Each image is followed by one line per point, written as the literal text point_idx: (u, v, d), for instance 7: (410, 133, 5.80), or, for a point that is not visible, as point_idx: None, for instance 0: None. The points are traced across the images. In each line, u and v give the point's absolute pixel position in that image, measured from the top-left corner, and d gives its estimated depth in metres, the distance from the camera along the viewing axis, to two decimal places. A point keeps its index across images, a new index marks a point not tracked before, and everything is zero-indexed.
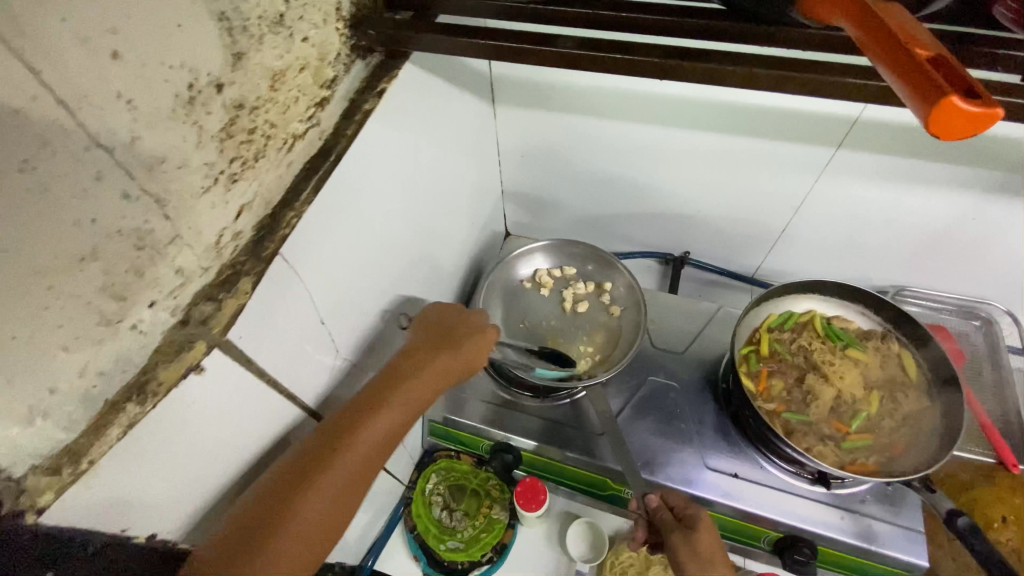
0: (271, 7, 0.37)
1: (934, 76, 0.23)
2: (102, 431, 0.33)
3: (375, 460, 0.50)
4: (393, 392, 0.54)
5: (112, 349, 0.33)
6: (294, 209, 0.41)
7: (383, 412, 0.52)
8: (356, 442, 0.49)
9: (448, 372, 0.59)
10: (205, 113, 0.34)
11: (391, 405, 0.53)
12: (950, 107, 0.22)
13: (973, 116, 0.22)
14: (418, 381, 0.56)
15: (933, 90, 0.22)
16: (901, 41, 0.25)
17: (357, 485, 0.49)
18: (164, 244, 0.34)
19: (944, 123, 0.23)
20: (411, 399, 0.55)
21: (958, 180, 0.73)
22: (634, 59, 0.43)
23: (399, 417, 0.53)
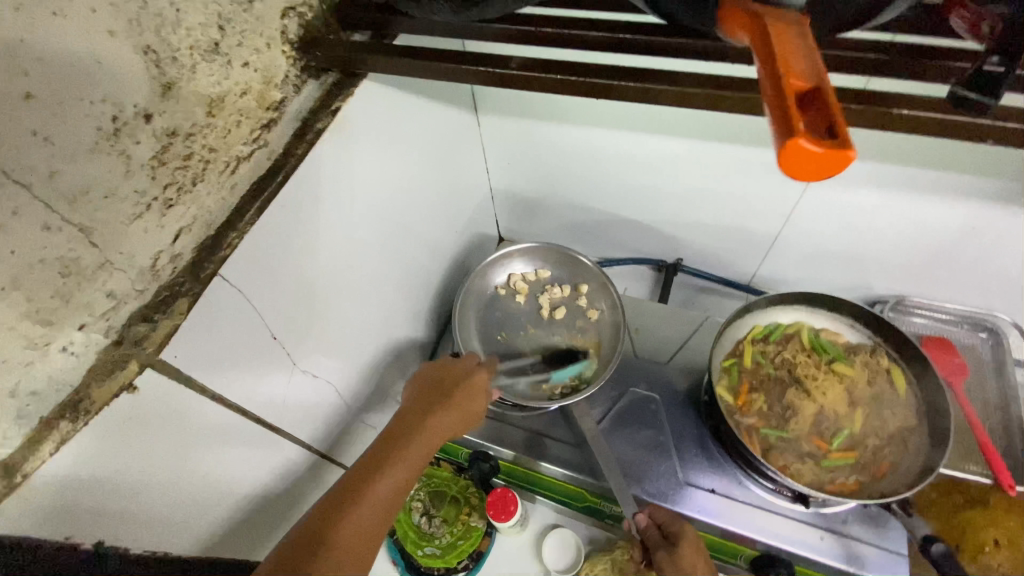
0: (205, 36, 0.40)
1: (793, 116, 0.24)
2: (36, 446, 0.36)
3: (395, 500, 0.57)
4: (406, 440, 0.61)
5: (43, 370, 0.36)
6: (235, 231, 0.44)
7: (400, 458, 0.59)
8: (374, 486, 0.56)
9: (454, 418, 0.65)
10: (132, 143, 0.37)
11: (406, 452, 0.60)
12: (799, 152, 0.23)
13: (821, 159, 0.23)
14: (427, 427, 0.62)
15: (790, 129, 0.24)
16: (780, 70, 0.25)
17: (381, 521, 0.56)
18: (92, 270, 0.37)
19: (794, 165, 0.24)
20: (422, 445, 0.61)
21: (951, 188, 0.69)
22: (570, 79, 0.43)
23: (414, 462, 0.60)
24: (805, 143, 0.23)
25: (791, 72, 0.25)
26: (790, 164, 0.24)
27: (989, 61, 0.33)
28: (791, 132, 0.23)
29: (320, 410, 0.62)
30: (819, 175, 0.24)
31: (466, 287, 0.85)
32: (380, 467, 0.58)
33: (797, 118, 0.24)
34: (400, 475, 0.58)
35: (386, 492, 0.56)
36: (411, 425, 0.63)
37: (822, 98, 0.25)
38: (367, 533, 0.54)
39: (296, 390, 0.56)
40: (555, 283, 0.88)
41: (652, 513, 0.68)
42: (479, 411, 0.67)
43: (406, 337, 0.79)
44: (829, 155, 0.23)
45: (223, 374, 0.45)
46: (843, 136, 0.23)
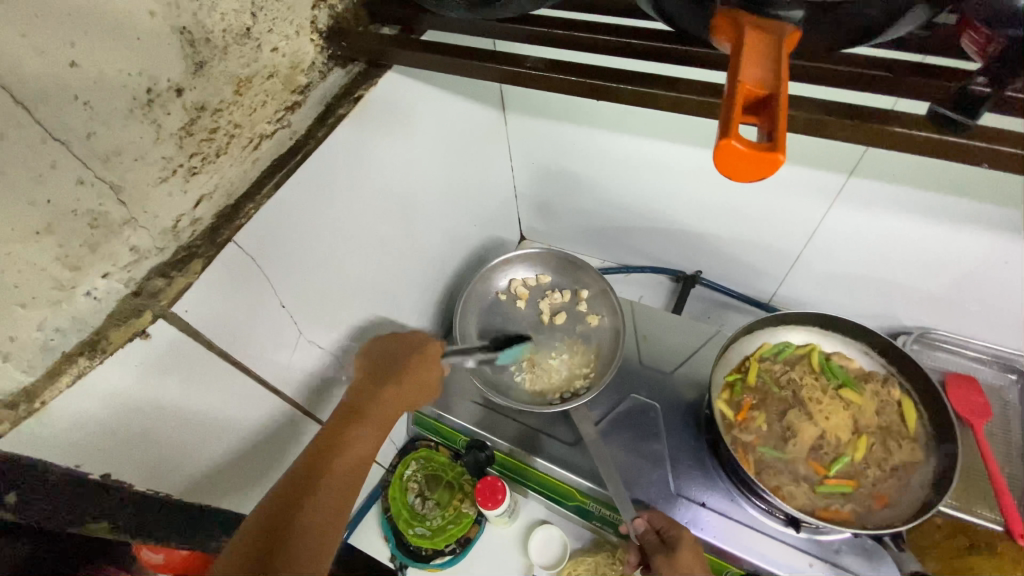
0: (237, 21, 0.44)
1: (734, 117, 0.26)
2: (54, 377, 0.40)
3: (363, 460, 0.60)
4: (366, 409, 0.62)
5: (68, 311, 0.40)
6: (252, 199, 0.47)
7: (362, 424, 0.61)
8: (339, 453, 0.58)
9: (411, 388, 0.67)
10: (163, 114, 0.41)
11: (367, 420, 0.62)
12: (730, 150, 0.26)
13: (748, 160, 0.25)
14: (386, 397, 0.64)
15: (729, 128, 0.26)
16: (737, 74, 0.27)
17: (352, 480, 0.58)
18: (119, 224, 0.41)
19: (726, 162, 0.26)
20: (381, 414, 0.63)
21: (983, 218, 0.67)
22: (573, 80, 0.44)
23: (375, 426, 0.62)
24: (736, 141, 0.25)
25: (749, 78, 0.27)
26: (725, 160, 0.27)
27: (977, 80, 0.34)
28: (727, 129, 0.25)
29: (324, 382, 0.66)
30: (748, 175, 0.26)
31: (466, 293, 0.86)
32: (342, 432, 0.60)
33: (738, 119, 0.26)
34: (364, 434, 0.61)
35: (352, 456, 0.58)
36: (369, 394, 0.64)
37: (771, 106, 0.27)
38: (344, 491, 0.56)
39: (299, 358, 0.60)
40: (556, 288, 0.89)
41: (650, 517, 0.67)
42: (434, 381, 0.70)
43: (414, 322, 0.82)
44: (756, 157, 0.26)
45: (228, 334, 0.49)
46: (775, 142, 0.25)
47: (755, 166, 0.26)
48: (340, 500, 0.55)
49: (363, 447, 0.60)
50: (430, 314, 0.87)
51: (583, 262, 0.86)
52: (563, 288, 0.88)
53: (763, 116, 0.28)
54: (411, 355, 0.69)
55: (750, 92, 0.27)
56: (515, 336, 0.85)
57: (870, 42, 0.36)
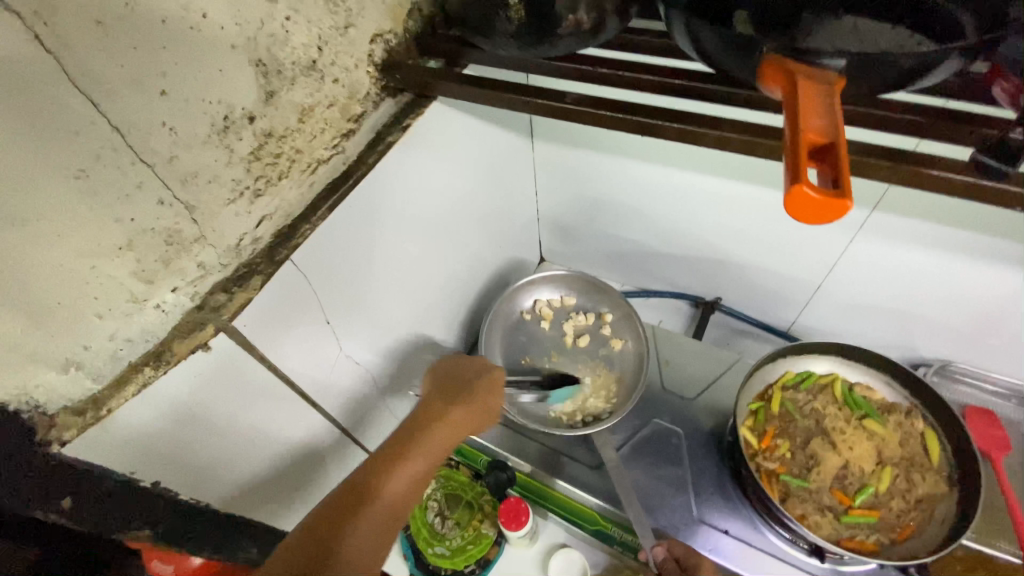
0: (305, 55, 0.47)
1: (803, 165, 0.27)
2: (121, 387, 0.42)
3: (424, 474, 0.61)
4: (427, 430, 0.64)
5: (138, 322, 0.42)
6: (310, 222, 0.51)
7: (422, 444, 0.62)
8: (394, 471, 0.59)
9: (472, 414, 0.68)
10: (236, 139, 0.44)
11: (424, 442, 0.63)
12: (801, 196, 0.27)
13: (819, 205, 0.27)
14: (444, 421, 0.65)
15: (798, 175, 0.27)
16: (798, 124, 0.29)
17: (403, 504, 0.59)
18: (190, 241, 0.43)
19: (796, 208, 0.27)
20: (439, 440, 0.64)
21: (1006, 255, 0.68)
22: (618, 116, 0.47)
23: (440, 446, 0.64)
24: (808, 188, 0.26)
25: (809, 127, 0.29)
26: (794, 206, 0.28)
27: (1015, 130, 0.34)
28: (798, 177, 0.27)
29: (355, 397, 0.67)
30: (818, 220, 0.27)
31: (493, 311, 0.87)
32: (403, 450, 0.61)
33: (805, 166, 0.27)
34: (421, 457, 0.62)
35: (406, 478, 0.60)
36: (432, 416, 0.66)
37: (834, 153, 0.28)
38: (394, 512, 0.58)
39: (337, 374, 0.61)
40: (580, 311, 0.91)
41: (670, 546, 0.67)
42: (496, 409, 0.70)
43: (441, 341, 0.84)
44: (826, 202, 0.27)
45: (277, 348, 0.51)
46: (844, 188, 0.27)
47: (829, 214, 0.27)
48: (389, 523, 0.57)
49: (418, 469, 0.61)
50: (455, 333, 0.88)
51: (608, 286, 0.87)
52: (587, 311, 0.89)
53: (824, 162, 0.29)
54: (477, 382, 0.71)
55: (811, 141, 0.29)
56: (538, 357, 0.87)
57: (909, 88, 0.38)
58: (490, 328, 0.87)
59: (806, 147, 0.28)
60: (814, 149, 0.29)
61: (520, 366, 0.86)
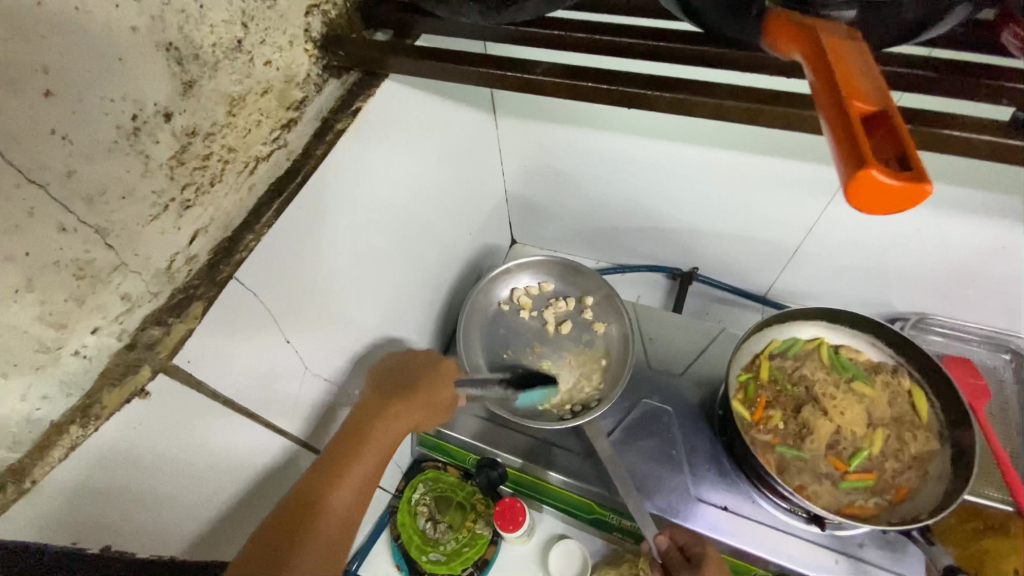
0: (227, 33, 0.40)
1: (866, 145, 0.23)
2: (44, 452, 0.36)
3: (371, 478, 0.56)
4: (372, 431, 0.58)
5: (53, 375, 0.36)
6: (252, 232, 0.43)
7: (366, 448, 0.56)
8: (340, 483, 0.54)
9: (420, 406, 0.62)
10: (151, 142, 0.37)
11: (371, 447, 0.57)
12: (872, 182, 0.22)
13: (895, 192, 0.22)
14: (392, 419, 0.59)
15: (862, 157, 0.23)
16: (844, 93, 0.24)
17: (349, 520, 0.53)
18: (107, 272, 0.37)
19: (862, 197, 0.23)
20: (384, 441, 0.58)
21: (983, 206, 0.67)
22: (602, 87, 0.41)
23: (386, 445, 0.58)
24: (880, 173, 0.22)
25: (855, 95, 0.24)
26: (859, 194, 0.23)
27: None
28: (865, 160, 0.22)
29: (329, 414, 0.62)
30: (889, 209, 0.23)
31: (468, 306, 0.83)
32: (348, 458, 0.55)
33: (869, 145, 0.23)
34: (368, 464, 0.56)
35: (350, 490, 0.54)
36: (377, 412, 0.60)
37: (888, 124, 0.24)
38: (340, 530, 0.52)
39: (305, 392, 0.56)
40: (560, 296, 0.87)
41: (672, 535, 0.67)
42: (446, 400, 0.65)
43: (415, 340, 0.78)
44: (900, 187, 0.23)
45: (230, 379, 0.45)
46: (917, 168, 0.23)
47: (900, 202, 0.22)
48: (335, 545, 0.51)
49: (362, 478, 0.55)
50: (429, 329, 0.83)
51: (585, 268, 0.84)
52: (567, 296, 0.86)
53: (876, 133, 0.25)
54: (421, 370, 0.65)
55: (861, 111, 0.24)
56: (520, 348, 0.83)
57: (919, 38, 0.35)
58: (468, 323, 0.82)
59: (861, 120, 0.24)
60: (864, 121, 0.25)
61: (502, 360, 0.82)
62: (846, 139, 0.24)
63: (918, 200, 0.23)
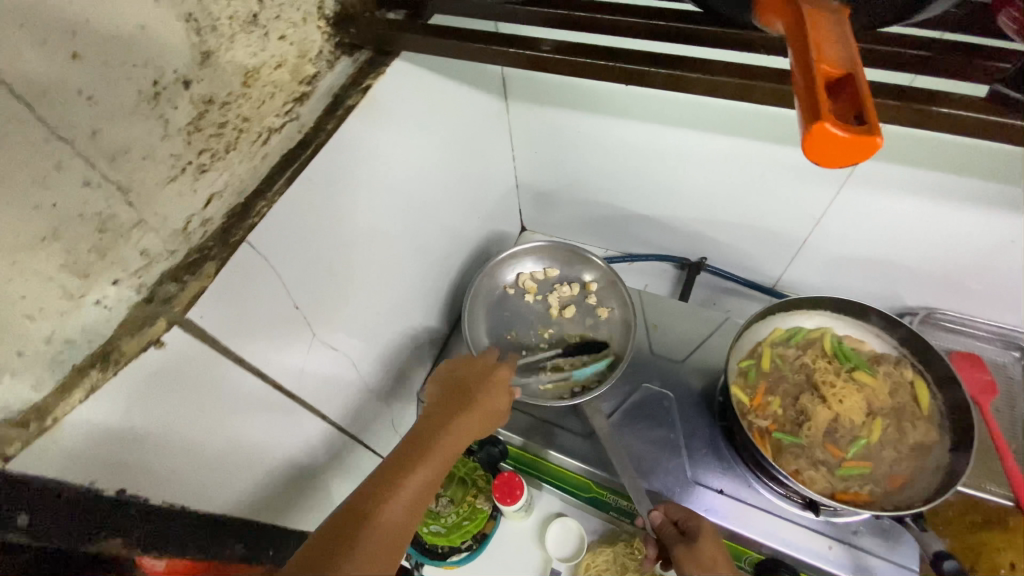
0: (244, 7, 0.42)
1: (823, 102, 0.24)
2: (67, 393, 0.38)
3: (430, 486, 0.58)
4: (437, 442, 0.60)
5: (77, 320, 0.39)
6: (265, 199, 0.45)
7: (432, 454, 0.59)
8: (404, 480, 0.56)
9: (477, 417, 0.65)
10: (170, 108, 0.39)
11: (436, 453, 0.59)
12: (824, 135, 0.24)
13: (845, 145, 0.24)
14: (454, 432, 0.62)
15: (817, 114, 0.24)
16: (812, 54, 0.25)
17: (407, 522, 0.54)
18: (128, 227, 0.39)
19: (819, 150, 0.24)
20: (447, 450, 0.60)
21: (996, 198, 0.67)
22: (600, 64, 0.43)
23: (444, 455, 0.60)
24: (832, 126, 0.23)
25: (823, 58, 0.25)
26: (816, 149, 0.24)
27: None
28: (819, 115, 0.24)
29: (335, 383, 0.64)
30: (844, 162, 0.24)
31: (475, 289, 0.85)
32: (413, 461, 0.58)
33: (825, 102, 0.24)
34: (433, 468, 0.58)
35: (414, 489, 0.56)
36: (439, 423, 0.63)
37: (856, 86, 0.25)
38: (404, 526, 0.54)
39: (314, 359, 0.58)
40: (565, 281, 0.88)
41: (666, 510, 0.65)
42: (502, 411, 0.68)
43: (424, 317, 0.81)
44: (853, 141, 0.24)
45: (241, 338, 0.47)
46: (871, 123, 0.24)
47: (848, 158, 0.24)
48: (393, 539, 0.53)
49: (426, 477, 0.57)
50: (438, 308, 0.85)
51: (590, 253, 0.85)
52: (571, 282, 0.87)
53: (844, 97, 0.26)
54: (479, 383, 0.68)
55: (827, 72, 0.25)
56: (524, 331, 0.84)
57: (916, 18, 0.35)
58: (473, 305, 0.84)
59: (823, 80, 0.25)
60: (830, 82, 0.26)
61: (505, 342, 0.84)
62: (807, 95, 0.25)
63: (870, 153, 0.24)
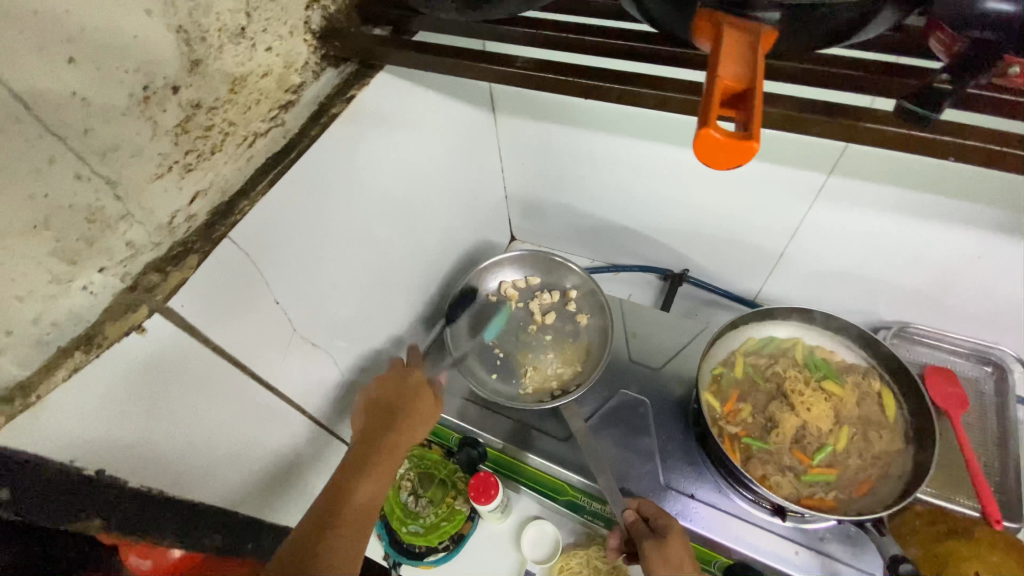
0: (232, 21, 0.45)
1: (713, 111, 0.28)
2: (51, 372, 0.40)
3: (383, 487, 0.63)
4: (374, 458, 0.63)
5: (64, 304, 0.41)
6: (247, 198, 0.49)
7: (371, 467, 0.62)
8: (353, 492, 0.60)
9: (416, 419, 0.68)
10: (159, 111, 0.42)
11: (384, 458, 0.64)
12: (709, 138, 0.28)
13: (725, 148, 0.28)
14: (390, 443, 0.65)
15: (708, 121, 0.29)
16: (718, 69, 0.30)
17: (366, 520, 0.60)
18: (115, 219, 0.42)
19: (706, 151, 0.29)
20: (392, 454, 0.65)
21: (959, 214, 0.69)
22: (563, 79, 0.46)
23: (392, 459, 0.64)
24: (715, 130, 0.27)
25: (723, 73, 0.30)
26: (704, 151, 0.29)
27: (940, 78, 0.36)
28: (705, 122, 0.28)
29: (317, 380, 0.66)
30: (727, 163, 0.28)
31: (458, 297, 0.87)
32: (359, 470, 0.62)
33: (714, 111, 0.28)
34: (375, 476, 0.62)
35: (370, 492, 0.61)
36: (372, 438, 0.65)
37: (748, 103, 0.29)
38: (364, 526, 0.59)
39: (295, 355, 0.61)
40: (546, 289, 0.91)
41: (639, 507, 0.67)
42: (433, 408, 0.71)
43: (408, 320, 0.83)
44: (733, 146, 0.28)
45: (221, 329, 0.50)
46: (751, 132, 0.28)
47: (728, 159, 0.28)
48: (356, 536, 0.58)
49: (378, 481, 0.62)
50: (422, 313, 0.88)
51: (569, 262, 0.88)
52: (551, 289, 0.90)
53: (740, 110, 0.30)
54: (405, 391, 0.71)
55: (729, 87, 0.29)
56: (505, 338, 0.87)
57: (846, 41, 0.38)
58: (456, 311, 0.87)
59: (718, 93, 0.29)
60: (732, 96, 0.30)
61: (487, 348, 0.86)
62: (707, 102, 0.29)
63: (747, 156, 0.28)
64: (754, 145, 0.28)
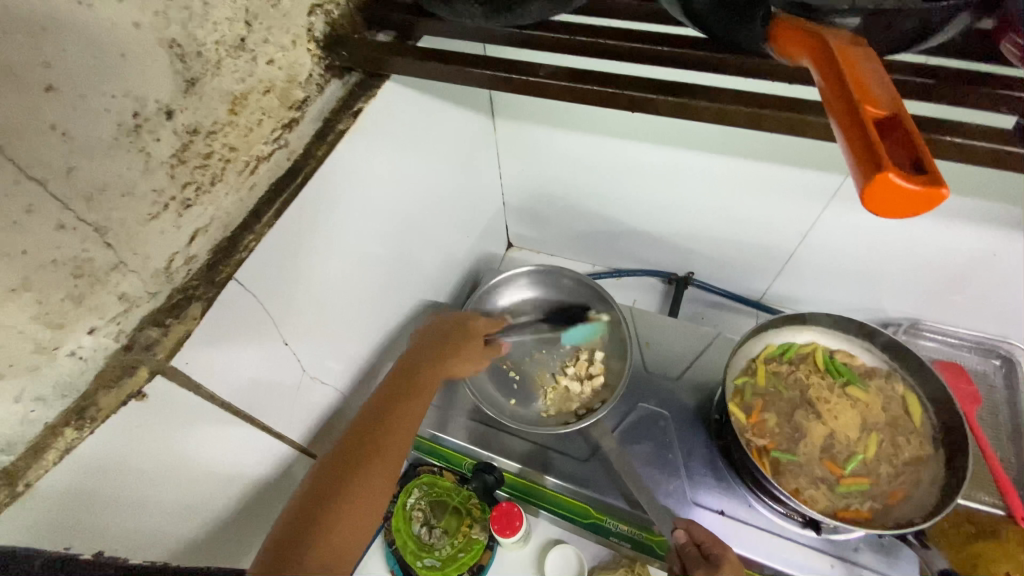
0: (231, 31, 0.40)
1: (882, 152, 0.25)
2: (39, 454, 0.36)
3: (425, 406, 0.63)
4: (421, 375, 0.64)
5: (49, 374, 0.36)
6: (252, 232, 0.44)
7: (415, 388, 0.62)
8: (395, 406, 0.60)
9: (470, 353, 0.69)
10: (152, 140, 0.37)
11: (423, 384, 0.63)
12: (888, 184, 0.25)
13: (912, 194, 0.25)
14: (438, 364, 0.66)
15: (879, 162, 0.25)
16: (857, 97, 0.27)
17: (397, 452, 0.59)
18: (105, 271, 0.37)
19: (884, 201, 0.25)
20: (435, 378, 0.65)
21: (978, 215, 0.68)
22: (606, 91, 0.42)
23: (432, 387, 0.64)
24: (896, 176, 0.24)
25: (869, 103, 0.27)
26: (879, 196, 0.25)
27: None
28: (883, 165, 0.25)
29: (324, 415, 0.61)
30: (906, 210, 0.25)
31: None
32: (398, 399, 0.61)
33: (882, 151, 0.25)
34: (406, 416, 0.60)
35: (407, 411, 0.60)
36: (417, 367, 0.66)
37: (902, 129, 0.26)
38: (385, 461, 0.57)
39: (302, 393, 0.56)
40: (555, 305, 0.88)
41: (690, 528, 0.64)
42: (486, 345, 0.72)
43: None
44: (917, 189, 0.25)
45: (223, 378, 0.45)
46: (933, 173, 0.25)
47: (919, 205, 0.25)
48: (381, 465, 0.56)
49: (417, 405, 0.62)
50: None
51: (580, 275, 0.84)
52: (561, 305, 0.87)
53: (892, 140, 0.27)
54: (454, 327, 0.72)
55: (873, 115, 0.27)
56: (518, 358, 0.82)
57: (918, 48, 0.35)
58: None
59: (874, 130, 0.26)
60: (876, 123, 0.27)
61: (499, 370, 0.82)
62: (864, 146, 0.26)
63: (935, 200, 0.25)
64: (939, 182, 0.25)
